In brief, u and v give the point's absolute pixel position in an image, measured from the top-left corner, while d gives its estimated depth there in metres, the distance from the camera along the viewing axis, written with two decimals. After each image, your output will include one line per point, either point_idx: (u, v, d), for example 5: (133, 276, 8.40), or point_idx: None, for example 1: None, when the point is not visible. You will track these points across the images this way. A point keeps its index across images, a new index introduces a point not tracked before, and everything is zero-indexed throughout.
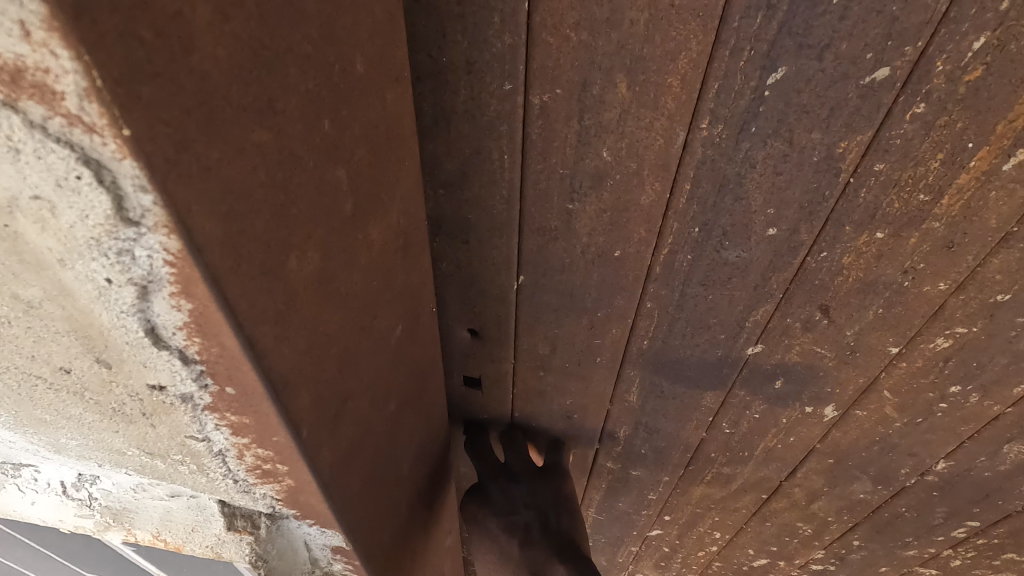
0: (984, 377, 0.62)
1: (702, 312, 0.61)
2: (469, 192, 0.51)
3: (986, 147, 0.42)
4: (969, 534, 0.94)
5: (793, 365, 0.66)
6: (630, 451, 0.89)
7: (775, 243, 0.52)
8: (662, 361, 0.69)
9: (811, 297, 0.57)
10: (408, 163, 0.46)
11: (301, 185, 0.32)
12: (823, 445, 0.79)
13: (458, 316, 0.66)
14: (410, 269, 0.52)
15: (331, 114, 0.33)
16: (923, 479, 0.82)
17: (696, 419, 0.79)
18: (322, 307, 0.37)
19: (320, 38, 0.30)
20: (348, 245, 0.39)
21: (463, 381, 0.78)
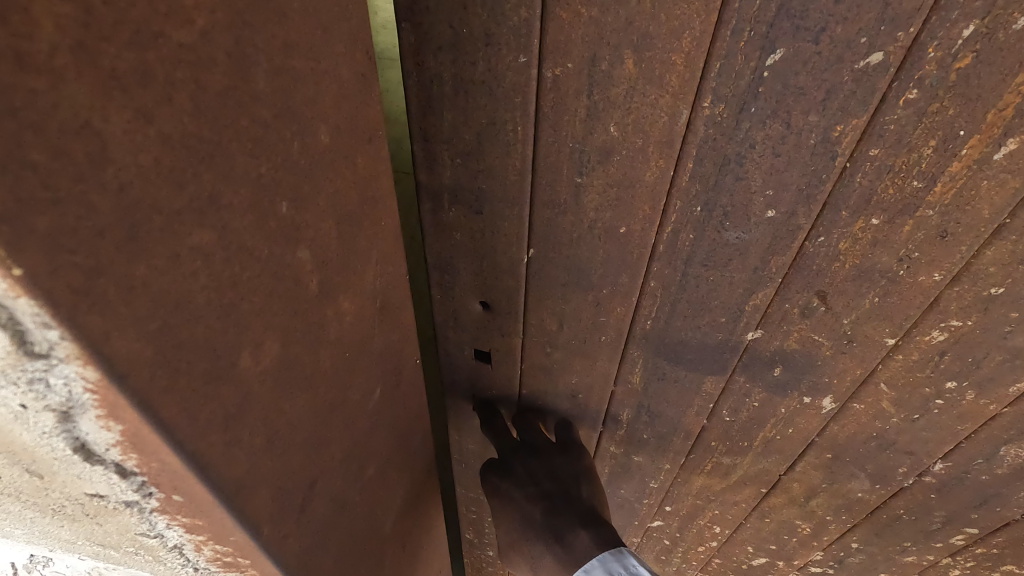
0: (979, 375, 0.56)
1: (704, 293, 0.55)
2: (485, 161, 0.48)
3: (976, 135, 0.39)
4: (969, 542, 0.82)
5: (792, 352, 0.59)
6: (630, 436, 0.80)
7: (773, 226, 0.47)
8: (664, 344, 0.62)
9: (807, 285, 0.52)
10: (384, 223, 0.44)
11: (253, 277, 0.28)
12: (821, 438, 0.70)
13: (469, 288, 0.62)
14: (387, 330, 0.49)
15: (290, 195, 0.30)
16: (918, 480, 0.73)
17: (697, 406, 0.71)
18: (283, 395, 0.34)
19: (275, 116, 0.27)
20: (314, 326, 0.36)
21: (474, 355, 0.72)
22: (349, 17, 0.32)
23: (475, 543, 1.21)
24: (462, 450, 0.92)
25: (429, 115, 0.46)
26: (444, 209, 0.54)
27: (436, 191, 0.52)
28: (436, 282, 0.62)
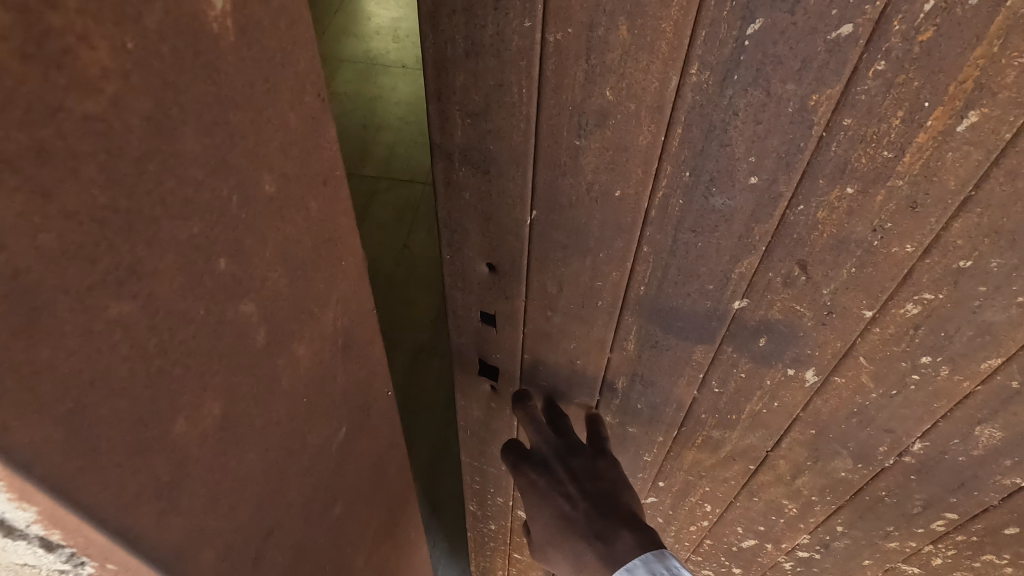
0: (952, 351, 0.57)
1: (692, 260, 0.56)
2: (492, 122, 0.50)
3: (940, 107, 0.41)
4: (949, 529, 0.78)
5: (776, 321, 0.60)
6: (625, 407, 0.77)
7: (755, 192, 0.49)
8: (658, 311, 0.62)
9: (789, 253, 0.53)
10: (346, 262, 0.43)
11: (189, 340, 0.27)
12: (805, 413, 0.70)
13: (478, 248, 0.62)
14: (352, 367, 0.48)
15: (230, 251, 0.29)
16: (899, 460, 0.71)
17: (688, 374, 0.70)
18: (229, 451, 0.33)
19: (209, 173, 0.26)
20: (264, 379, 0.35)
21: (480, 317, 0.70)
22: (295, 61, 0.31)
23: (478, 514, 1.14)
24: (469, 418, 0.88)
25: (444, 77, 0.48)
26: (455, 168, 0.55)
27: (449, 151, 0.53)
28: (447, 242, 0.62)
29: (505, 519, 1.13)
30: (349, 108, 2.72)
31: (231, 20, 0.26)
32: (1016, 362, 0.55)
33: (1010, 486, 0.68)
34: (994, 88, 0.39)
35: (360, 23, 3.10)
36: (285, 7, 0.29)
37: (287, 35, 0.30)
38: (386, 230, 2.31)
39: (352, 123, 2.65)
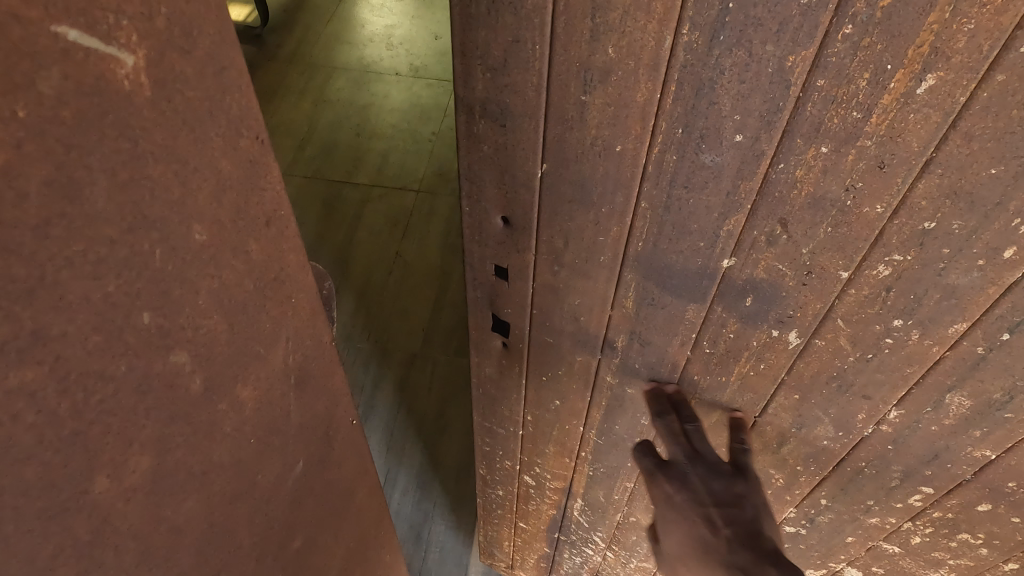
0: (922, 313, 0.56)
1: (683, 217, 0.56)
2: (510, 77, 0.50)
3: (900, 70, 0.42)
4: (926, 505, 0.75)
5: (762, 281, 0.59)
6: (623, 365, 0.75)
7: (740, 150, 0.50)
8: (651, 267, 0.62)
9: (771, 211, 0.53)
10: (300, 296, 0.43)
11: (111, 396, 0.27)
12: (789, 377, 0.67)
13: (493, 200, 0.62)
14: (307, 403, 0.48)
15: (155, 303, 0.29)
16: (876, 430, 0.68)
17: (682, 334, 0.67)
18: (165, 503, 0.32)
19: (125, 231, 0.26)
20: (204, 424, 0.34)
21: (495, 271, 0.70)
22: (226, 106, 0.31)
23: (489, 479, 1.09)
24: (481, 375, 0.86)
25: (469, 30, 0.49)
26: (475, 121, 0.55)
27: (469, 104, 0.54)
28: (464, 192, 0.62)
29: (512, 486, 1.08)
30: (341, 115, 2.71)
31: (145, 75, 0.25)
32: (981, 328, 0.55)
33: (981, 458, 0.66)
34: (947, 53, 0.40)
35: (352, 30, 3.10)
36: (212, 54, 0.29)
37: (215, 82, 0.30)
38: (378, 239, 2.31)
39: (344, 130, 2.65)
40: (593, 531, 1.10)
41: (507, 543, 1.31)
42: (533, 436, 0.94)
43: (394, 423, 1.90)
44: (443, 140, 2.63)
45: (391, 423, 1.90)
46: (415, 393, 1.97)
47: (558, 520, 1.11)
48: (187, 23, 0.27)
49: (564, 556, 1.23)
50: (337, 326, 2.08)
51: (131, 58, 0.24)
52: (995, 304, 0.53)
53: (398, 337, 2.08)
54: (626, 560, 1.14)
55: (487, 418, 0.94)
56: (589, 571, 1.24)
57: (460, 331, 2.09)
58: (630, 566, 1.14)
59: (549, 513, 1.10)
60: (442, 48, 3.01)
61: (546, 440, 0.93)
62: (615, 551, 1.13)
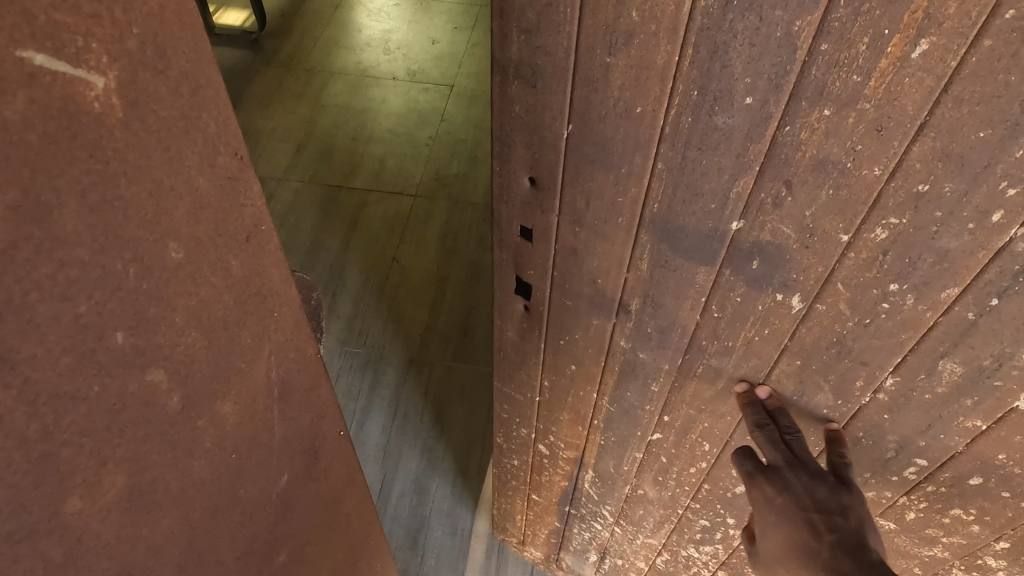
0: (917, 278, 0.54)
1: (694, 180, 0.56)
2: (543, 38, 0.51)
3: (897, 35, 0.42)
4: (920, 478, 0.73)
5: (768, 244, 0.58)
6: (636, 331, 0.74)
7: (750, 113, 0.50)
8: (664, 228, 0.61)
9: (777, 173, 0.53)
10: (284, 310, 0.43)
11: (83, 417, 0.27)
12: (793, 344, 0.66)
13: (520, 161, 0.62)
14: (291, 418, 0.48)
15: (130, 322, 0.28)
16: (873, 398, 0.67)
17: (692, 299, 0.67)
18: (141, 522, 0.32)
19: (95, 253, 0.26)
20: (184, 440, 0.34)
21: (520, 233, 0.70)
22: (203, 125, 0.31)
23: (504, 447, 1.09)
24: (502, 340, 0.86)
25: None
26: (507, 82, 0.56)
27: (504, 66, 0.55)
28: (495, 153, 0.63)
29: (529, 457, 1.08)
30: (338, 120, 2.72)
31: (117, 97, 0.25)
32: (972, 293, 0.53)
33: (972, 430, 0.64)
34: (940, 19, 0.40)
35: (349, 34, 3.11)
36: (188, 72, 0.29)
37: (191, 101, 0.30)
38: (374, 244, 2.31)
39: (342, 135, 2.65)
40: (602, 504, 1.08)
41: (519, 516, 1.31)
42: (548, 403, 0.93)
43: (390, 427, 1.90)
44: (440, 143, 2.63)
45: (387, 428, 1.90)
46: (412, 397, 1.96)
47: (569, 493, 1.10)
48: (161, 43, 0.27)
49: (573, 531, 1.22)
50: (333, 332, 2.08)
51: (101, 80, 0.24)
52: (985, 269, 0.51)
53: (394, 343, 2.07)
54: (633, 536, 1.13)
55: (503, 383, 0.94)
56: (597, 548, 1.23)
57: (456, 337, 2.09)
58: (637, 543, 1.14)
59: (561, 485, 1.09)
60: (439, 52, 3.01)
61: (560, 408, 0.92)
62: (623, 526, 1.12)
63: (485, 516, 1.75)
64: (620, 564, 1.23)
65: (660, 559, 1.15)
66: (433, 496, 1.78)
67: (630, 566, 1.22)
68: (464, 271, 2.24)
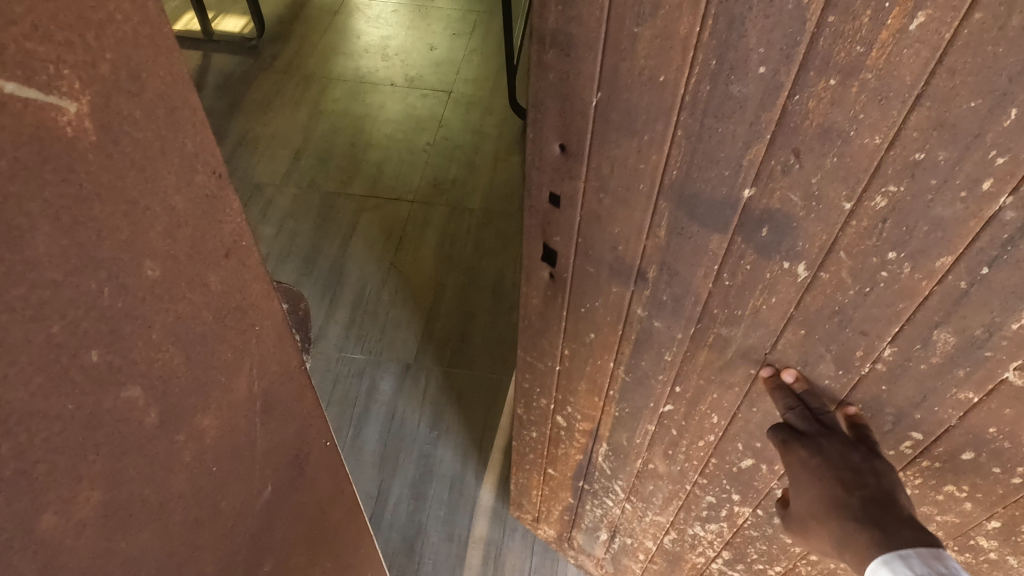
0: (913, 246, 0.54)
1: (711, 146, 0.57)
2: (578, 8, 0.54)
3: (896, 8, 0.43)
4: (915, 453, 0.71)
5: (777, 211, 0.58)
6: (652, 298, 0.75)
7: (763, 83, 0.51)
8: (683, 194, 0.62)
9: (786, 142, 0.53)
10: (265, 324, 0.43)
11: (57, 434, 0.28)
12: (799, 313, 0.65)
13: (552, 128, 0.65)
14: (276, 430, 0.48)
15: (105, 340, 0.29)
16: (872, 368, 0.65)
17: (706, 266, 0.67)
18: (117, 534, 0.33)
19: (69, 273, 0.26)
20: (162, 455, 0.35)
21: (549, 199, 0.73)
22: (179, 145, 0.31)
23: (523, 419, 1.11)
24: (528, 307, 0.89)
25: None
26: (544, 50, 0.59)
27: (541, 34, 0.58)
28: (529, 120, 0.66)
29: (548, 430, 1.10)
30: (337, 126, 2.73)
31: (90, 121, 0.26)
32: (964, 262, 0.53)
33: (964, 402, 0.63)
34: None
35: (348, 40, 3.13)
36: (163, 94, 0.29)
37: (167, 122, 0.30)
38: (372, 250, 2.32)
39: (339, 141, 2.67)
40: (614, 479, 1.09)
41: (536, 493, 1.35)
42: (568, 371, 0.94)
43: (389, 433, 1.90)
44: (438, 149, 2.64)
45: (385, 434, 1.90)
46: (410, 403, 1.96)
47: (584, 467, 1.11)
48: (134, 68, 0.28)
49: (586, 506, 1.23)
50: (331, 339, 2.08)
51: (73, 105, 0.25)
52: (976, 237, 0.51)
53: (393, 348, 2.07)
54: (642, 513, 1.12)
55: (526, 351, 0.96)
56: (608, 526, 1.23)
57: (454, 343, 2.09)
58: (646, 520, 1.13)
59: (576, 459, 1.11)
60: (438, 58, 3.03)
61: (579, 376, 0.94)
62: (633, 503, 1.12)
63: (482, 522, 1.75)
64: (629, 542, 1.23)
65: (668, 539, 1.14)
66: (430, 502, 1.78)
67: (639, 546, 1.21)
68: (462, 278, 2.25)
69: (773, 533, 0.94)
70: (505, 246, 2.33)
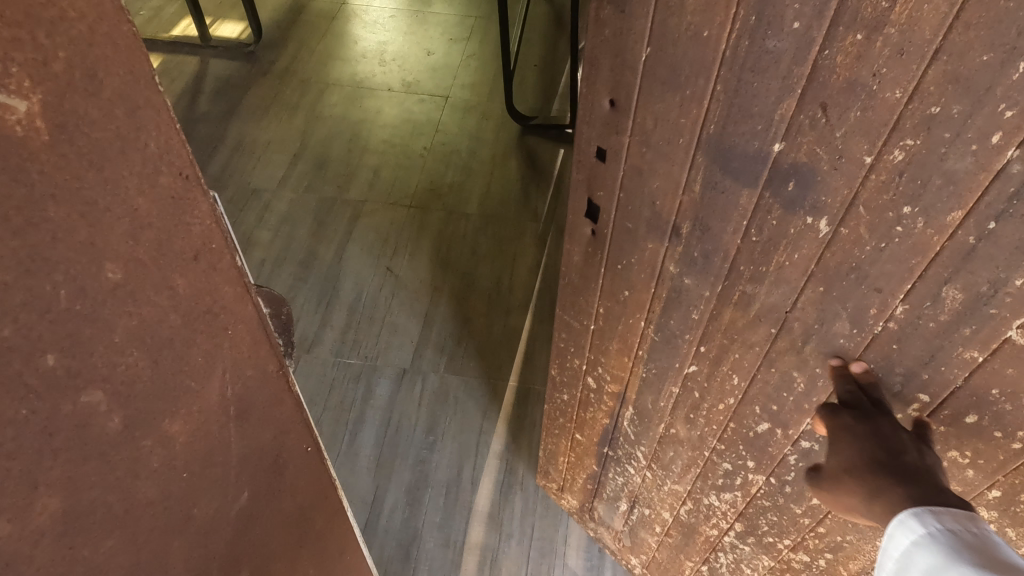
0: (925, 201, 0.54)
1: (746, 100, 0.59)
2: None
3: None
4: (923, 417, 0.68)
5: (804, 166, 0.59)
6: (685, 255, 0.77)
7: (797, 37, 0.53)
8: (717, 150, 0.65)
9: (816, 95, 0.55)
10: (239, 329, 0.43)
11: (11, 441, 0.27)
12: (819, 271, 0.65)
13: (603, 82, 0.71)
14: (255, 431, 0.48)
15: (62, 344, 0.29)
16: (884, 327, 0.64)
17: (735, 223, 0.69)
18: (81, 538, 0.33)
19: (22, 273, 0.26)
20: (128, 461, 0.34)
21: (595, 154, 0.78)
22: (143, 144, 0.31)
23: (557, 380, 1.19)
24: (569, 265, 0.95)
25: None
26: (600, 6, 0.65)
27: None
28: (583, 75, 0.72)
29: (577, 389, 1.17)
30: (334, 130, 2.73)
31: (42, 120, 0.26)
32: (973, 218, 0.53)
33: (969, 362, 0.61)
34: None
35: (345, 45, 3.13)
36: (123, 93, 0.29)
37: (128, 122, 0.30)
38: (368, 254, 2.31)
39: (336, 146, 2.66)
40: (637, 445, 1.13)
41: (562, 461, 1.43)
42: (600, 331, 0.99)
43: (384, 439, 1.89)
44: (435, 154, 2.64)
45: (380, 440, 1.89)
46: (406, 408, 1.95)
47: (609, 432, 1.17)
48: (91, 66, 0.27)
49: (609, 475, 1.28)
50: (327, 344, 2.08)
51: (23, 104, 0.25)
52: (985, 192, 0.51)
53: (389, 352, 2.07)
54: (661, 483, 1.16)
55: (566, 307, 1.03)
56: (628, 497, 1.29)
57: (452, 347, 2.08)
58: (664, 490, 1.16)
59: (602, 424, 1.17)
60: (435, 63, 3.03)
61: (611, 336, 0.98)
62: (653, 471, 1.15)
63: (478, 528, 1.74)
64: (647, 514, 1.27)
65: (683, 510, 1.16)
66: (426, 507, 1.77)
67: (657, 517, 1.25)
68: (459, 282, 2.24)
69: (783, 503, 0.94)
70: (501, 250, 2.33)
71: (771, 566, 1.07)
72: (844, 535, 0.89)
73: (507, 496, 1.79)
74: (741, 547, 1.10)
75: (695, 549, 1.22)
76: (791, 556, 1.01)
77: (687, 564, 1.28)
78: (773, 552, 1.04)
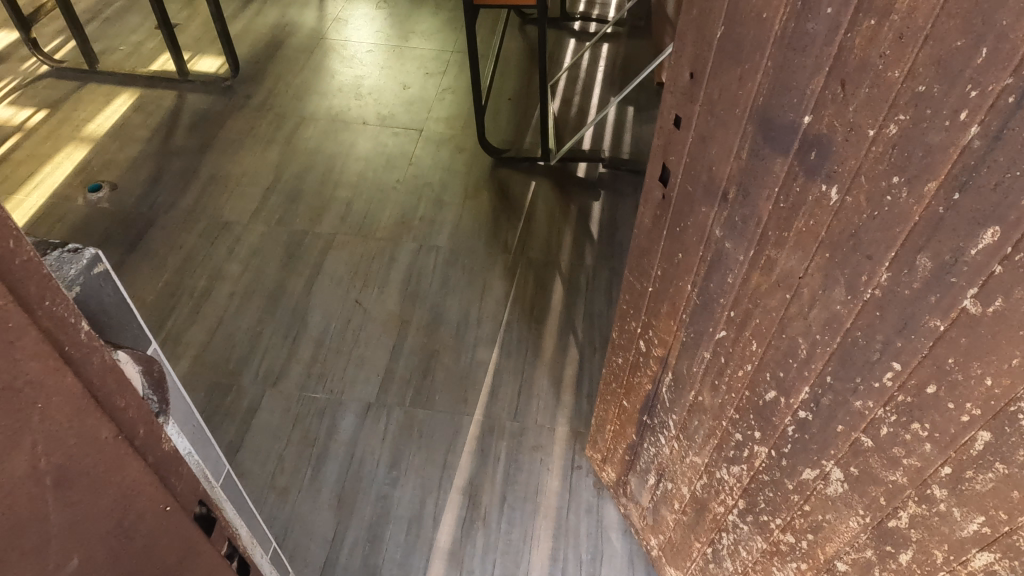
0: (911, 171, 0.59)
1: (785, 73, 0.68)
2: None
3: None
4: (895, 386, 0.70)
5: (822, 135, 0.66)
6: (728, 219, 0.85)
7: (830, 22, 0.62)
8: (760, 118, 0.74)
9: (838, 73, 0.62)
10: (58, 399, 0.44)
11: None
12: (827, 237, 0.71)
13: (685, 57, 0.84)
14: (93, 492, 0.49)
15: None
16: (871, 295, 0.68)
17: (769, 190, 0.76)
18: None
19: None
20: None
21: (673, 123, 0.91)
22: None
23: (618, 344, 1.34)
24: (642, 227, 1.09)
25: None
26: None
27: None
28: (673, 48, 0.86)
29: (628, 354, 1.32)
30: (308, 163, 2.76)
31: None
32: (945, 187, 0.57)
33: (933, 332, 0.64)
34: None
35: (321, 80, 3.18)
36: None
37: None
38: (338, 288, 2.31)
39: (309, 180, 2.69)
40: (670, 413, 1.21)
41: (609, 430, 1.58)
42: (656, 292, 1.11)
43: (346, 475, 1.87)
44: (407, 186, 2.66)
45: (342, 476, 1.87)
46: (368, 444, 1.93)
47: (651, 398, 1.27)
48: None
49: (645, 446, 1.39)
50: (294, 377, 2.07)
51: None
52: (954, 164, 0.56)
53: (353, 386, 2.05)
54: (684, 454, 1.22)
55: (633, 270, 1.17)
56: (656, 469, 1.37)
57: (417, 380, 2.07)
58: (686, 462, 1.22)
59: (645, 389, 1.28)
60: (409, 98, 3.07)
61: (663, 298, 1.09)
62: (679, 442, 1.22)
63: (439, 566, 1.70)
64: (670, 488, 1.34)
65: (699, 484, 1.20)
66: (387, 545, 1.74)
67: (677, 492, 1.31)
68: (426, 315, 2.24)
69: (780, 477, 0.96)
70: (472, 280, 2.35)
71: (764, 549, 1.08)
72: (824, 513, 0.89)
73: (469, 532, 1.76)
74: (742, 527, 1.12)
75: (704, 529, 1.26)
76: (781, 537, 1.02)
77: (695, 545, 1.32)
78: (766, 532, 1.05)
